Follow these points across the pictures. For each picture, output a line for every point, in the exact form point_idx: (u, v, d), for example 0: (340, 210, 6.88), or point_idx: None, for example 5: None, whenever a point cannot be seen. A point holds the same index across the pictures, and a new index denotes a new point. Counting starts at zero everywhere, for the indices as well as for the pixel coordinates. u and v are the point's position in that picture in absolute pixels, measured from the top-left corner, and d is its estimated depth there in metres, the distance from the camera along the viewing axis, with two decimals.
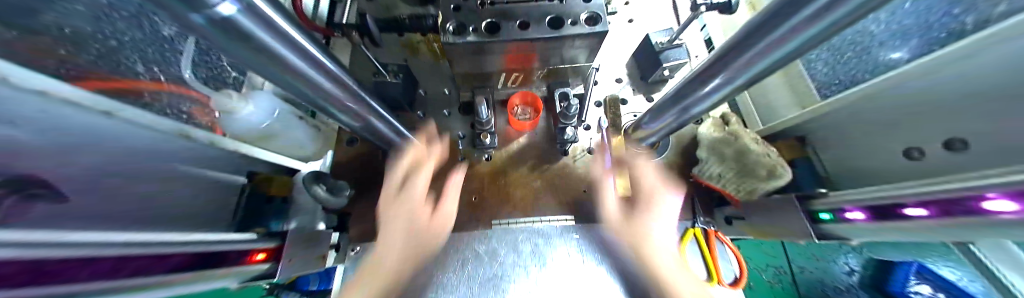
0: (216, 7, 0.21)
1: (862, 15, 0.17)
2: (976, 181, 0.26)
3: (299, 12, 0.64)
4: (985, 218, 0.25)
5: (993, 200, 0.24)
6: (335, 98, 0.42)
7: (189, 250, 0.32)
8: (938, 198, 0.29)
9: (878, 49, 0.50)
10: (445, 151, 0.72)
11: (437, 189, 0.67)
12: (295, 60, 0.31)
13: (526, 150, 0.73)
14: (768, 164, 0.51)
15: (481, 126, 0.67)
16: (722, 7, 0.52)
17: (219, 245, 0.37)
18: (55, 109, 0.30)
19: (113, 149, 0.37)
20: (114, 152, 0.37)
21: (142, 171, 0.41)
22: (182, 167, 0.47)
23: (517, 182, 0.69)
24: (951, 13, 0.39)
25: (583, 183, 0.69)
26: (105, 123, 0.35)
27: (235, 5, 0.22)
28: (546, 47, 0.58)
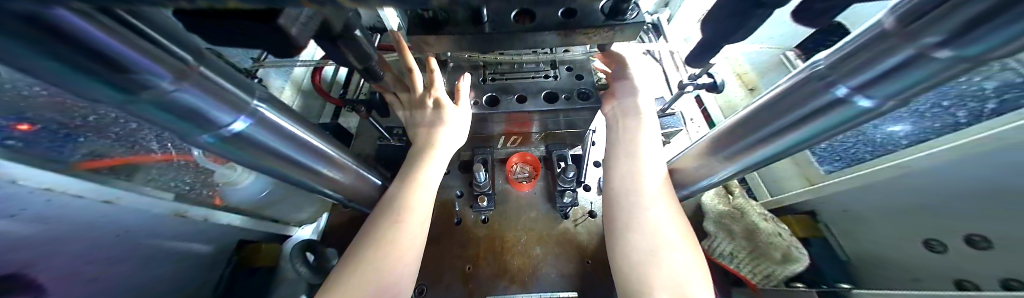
0: (226, 125, 0.25)
1: (851, 114, 0.26)
2: None
3: (316, 83, 0.70)
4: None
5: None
6: (336, 182, 0.44)
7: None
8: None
9: (871, 132, 0.53)
10: (442, 212, 0.71)
11: (430, 256, 0.64)
12: (299, 156, 0.35)
13: (525, 212, 0.71)
14: (782, 247, 0.49)
15: (479, 188, 0.67)
16: (708, 86, 0.55)
17: None
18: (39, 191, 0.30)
19: (88, 223, 0.36)
20: (82, 230, 0.37)
21: (106, 241, 0.40)
22: (160, 236, 0.46)
23: (516, 248, 0.65)
24: (940, 105, 0.43)
25: (585, 252, 0.64)
26: (90, 203, 0.35)
27: (247, 122, 0.27)
28: (542, 118, 0.60)
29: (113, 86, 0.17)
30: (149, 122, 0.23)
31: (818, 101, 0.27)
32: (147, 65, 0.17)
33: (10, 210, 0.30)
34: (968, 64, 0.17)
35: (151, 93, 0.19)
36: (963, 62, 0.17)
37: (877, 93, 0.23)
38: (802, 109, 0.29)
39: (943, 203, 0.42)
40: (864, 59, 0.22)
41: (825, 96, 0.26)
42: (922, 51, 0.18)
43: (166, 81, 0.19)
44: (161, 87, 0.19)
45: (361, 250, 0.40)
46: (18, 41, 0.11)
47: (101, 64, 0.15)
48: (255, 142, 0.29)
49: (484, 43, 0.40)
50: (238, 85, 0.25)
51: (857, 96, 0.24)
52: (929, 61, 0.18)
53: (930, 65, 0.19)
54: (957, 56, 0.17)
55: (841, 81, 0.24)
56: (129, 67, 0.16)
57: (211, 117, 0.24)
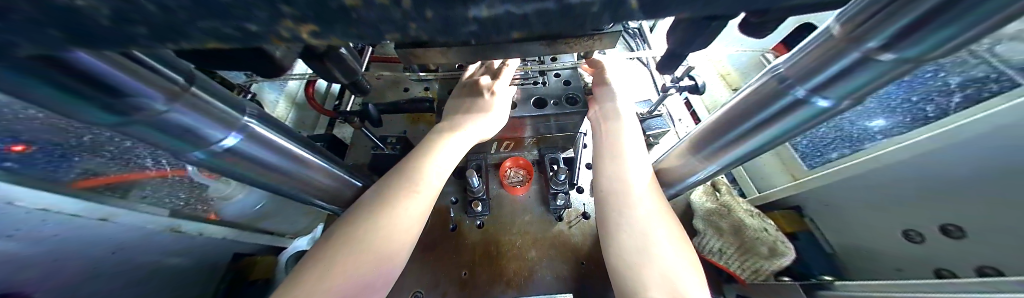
0: (218, 141, 0.26)
1: (810, 113, 0.28)
2: None
3: (311, 96, 0.71)
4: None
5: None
6: (328, 193, 0.45)
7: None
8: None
9: (847, 127, 0.55)
10: (437, 219, 0.71)
11: (426, 263, 0.64)
12: (293, 169, 0.36)
13: (518, 217, 0.72)
14: (768, 240, 0.50)
15: (473, 194, 0.68)
16: (691, 88, 0.57)
17: None
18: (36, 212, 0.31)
19: (83, 241, 0.37)
20: (76, 248, 0.37)
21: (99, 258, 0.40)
22: (154, 252, 0.46)
23: (511, 252, 0.66)
24: (910, 101, 0.46)
25: (580, 254, 0.65)
26: (87, 221, 0.36)
27: (238, 138, 0.28)
28: (533, 123, 0.62)
29: (104, 108, 0.18)
30: (143, 141, 0.24)
31: (779, 102, 0.29)
32: (139, 88, 0.18)
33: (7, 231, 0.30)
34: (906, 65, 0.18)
35: (145, 113, 0.20)
36: (904, 64, 0.19)
37: (831, 94, 0.25)
38: (767, 109, 0.31)
39: (918, 194, 0.43)
40: (817, 62, 0.24)
41: (784, 96, 0.28)
42: (867, 55, 0.19)
43: (159, 102, 0.20)
44: (154, 108, 0.20)
45: (348, 246, 0.38)
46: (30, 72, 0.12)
47: (94, 87, 0.16)
48: (248, 157, 0.30)
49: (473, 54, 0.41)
50: (231, 103, 0.27)
51: (814, 97, 0.26)
52: (874, 63, 0.19)
53: (874, 68, 0.20)
54: (900, 57, 0.18)
55: (797, 83, 0.26)
56: (121, 89, 0.17)
57: (204, 134, 0.25)
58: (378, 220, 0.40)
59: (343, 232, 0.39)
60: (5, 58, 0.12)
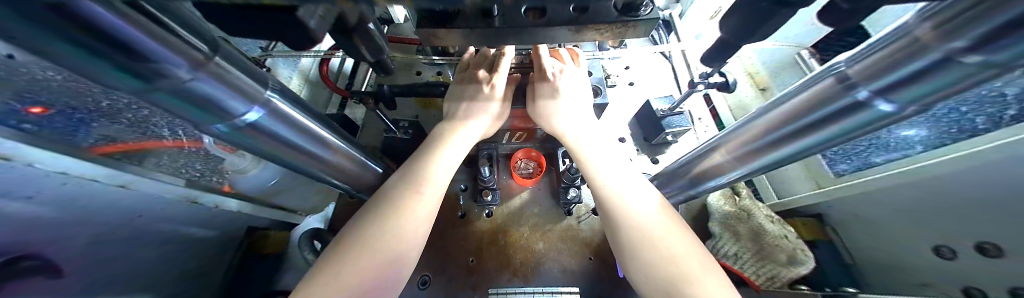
0: (240, 114, 0.26)
1: (871, 118, 0.26)
2: None
3: (324, 75, 0.70)
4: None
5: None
6: (343, 173, 0.44)
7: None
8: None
9: None
10: (446, 206, 0.71)
11: (434, 250, 0.64)
12: (310, 147, 0.35)
13: (527, 209, 0.71)
14: (788, 248, 0.49)
15: (484, 183, 0.68)
16: (720, 85, 0.56)
17: None
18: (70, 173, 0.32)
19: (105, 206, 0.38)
20: (97, 214, 0.37)
21: (121, 225, 0.41)
22: (170, 220, 0.47)
23: (519, 243, 0.65)
24: None
25: (588, 249, 0.65)
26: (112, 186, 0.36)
27: (259, 113, 0.27)
28: None
29: (131, 73, 0.17)
30: (164, 111, 0.23)
31: (834, 104, 0.27)
32: (165, 54, 0.17)
33: (27, 192, 0.30)
34: (994, 72, 0.17)
35: (170, 81, 0.19)
36: (991, 70, 0.16)
37: (900, 97, 0.22)
38: (820, 110, 0.28)
39: (958, 210, 0.41)
40: (888, 62, 0.21)
41: (842, 98, 0.26)
42: (951, 55, 0.17)
43: (183, 70, 0.19)
44: (179, 76, 0.19)
45: (363, 240, 0.38)
46: (30, 22, 0.11)
47: (115, 48, 0.15)
48: (263, 132, 0.29)
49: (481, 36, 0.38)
50: (254, 76, 0.26)
51: (878, 100, 0.24)
52: (961, 66, 0.17)
53: (956, 71, 0.18)
54: (985, 61, 0.15)
55: (858, 84, 0.24)
56: (146, 55, 0.16)
57: (227, 105, 0.24)
58: (389, 213, 0.41)
59: (355, 229, 0.39)
60: (35, 9, 0.10)
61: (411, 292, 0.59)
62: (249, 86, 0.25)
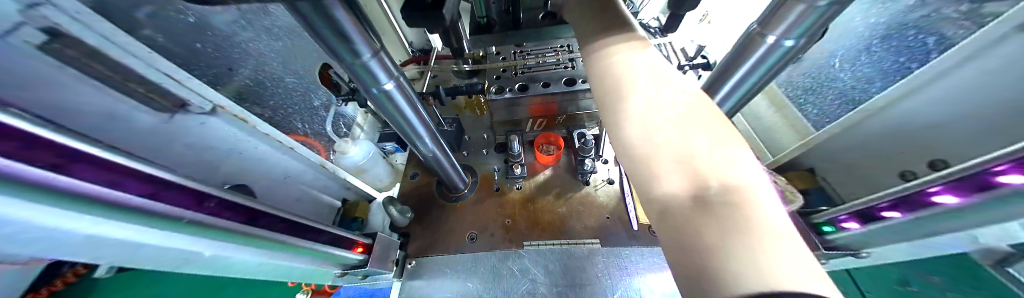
0: (384, 84, 0.42)
1: (783, 52, 0.37)
2: (912, 184, 0.37)
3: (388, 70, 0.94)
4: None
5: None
6: (423, 140, 0.62)
7: (302, 221, 0.44)
8: (953, 181, 0.32)
9: (852, 92, 0.61)
10: (483, 182, 0.87)
11: (477, 214, 0.79)
12: (412, 118, 0.54)
13: (551, 181, 0.85)
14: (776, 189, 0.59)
15: (514, 159, 0.84)
16: (703, 66, 0.69)
17: (336, 231, 0.52)
18: (208, 122, 0.55)
19: (235, 149, 0.61)
20: None
21: None
22: None
23: (546, 207, 0.79)
24: (899, 61, 0.52)
25: (605, 210, 0.76)
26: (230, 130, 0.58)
27: (392, 85, 0.44)
28: (564, 99, 0.76)
29: (349, 53, 0.34)
30: (355, 82, 0.42)
31: (759, 47, 0.38)
32: (361, 42, 0.34)
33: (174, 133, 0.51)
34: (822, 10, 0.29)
35: (362, 60, 0.36)
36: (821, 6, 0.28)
37: (792, 35, 0.34)
38: (753, 56, 0.40)
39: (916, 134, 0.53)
40: (776, 13, 0.34)
41: (763, 42, 0.38)
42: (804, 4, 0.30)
43: (365, 54, 0.36)
44: (364, 58, 0.36)
45: None
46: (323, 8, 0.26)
47: (341, 33, 0.31)
48: (378, 102, 0.47)
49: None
50: (395, 66, 0.44)
51: (782, 39, 0.35)
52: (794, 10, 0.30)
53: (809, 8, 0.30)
54: None
55: (767, 32, 0.36)
56: (356, 44, 0.34)
57: (381, 79, 0.41)
58: None
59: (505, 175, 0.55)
60: None
61: (461, 245, 0.73)
62: (389, 66, 0.42)
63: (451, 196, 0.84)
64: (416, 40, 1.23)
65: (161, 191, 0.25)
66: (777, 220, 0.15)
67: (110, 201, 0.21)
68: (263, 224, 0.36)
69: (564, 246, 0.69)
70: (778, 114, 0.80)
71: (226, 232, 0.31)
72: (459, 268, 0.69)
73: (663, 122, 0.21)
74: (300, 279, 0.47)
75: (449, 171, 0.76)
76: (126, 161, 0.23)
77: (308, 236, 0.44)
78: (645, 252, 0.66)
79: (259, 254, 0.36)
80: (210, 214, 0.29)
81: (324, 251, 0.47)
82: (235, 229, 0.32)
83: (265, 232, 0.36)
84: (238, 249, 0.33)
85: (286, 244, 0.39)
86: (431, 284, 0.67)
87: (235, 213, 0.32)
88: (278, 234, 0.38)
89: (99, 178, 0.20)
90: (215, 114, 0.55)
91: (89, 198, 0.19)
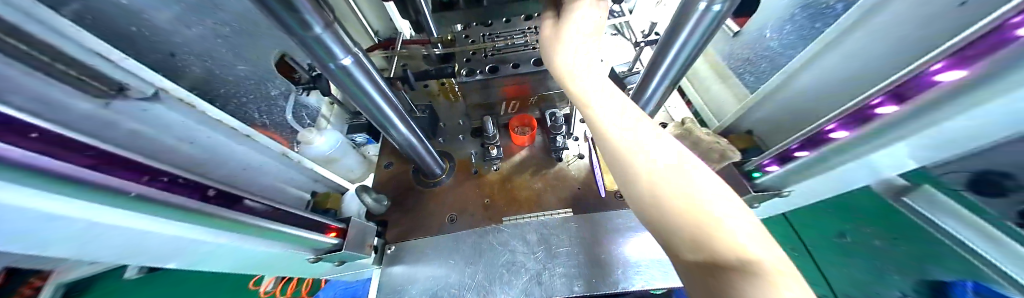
0: (342, 59, 0.41)
1: (713, 17, 0.41)
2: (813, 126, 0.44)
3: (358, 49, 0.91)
4: (910, 106, 0.30)
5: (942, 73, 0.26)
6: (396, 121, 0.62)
7: (266, 203, 0.43)
8: (844, 119, 0.38)
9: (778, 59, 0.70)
10: (460, 166, 0.88)
11: (456, 197, 0.80)
12: (379, 100, 0.53)
13: (526, 160, 0.88)
14: (719, 149, 0.65)
15: (489, 141, 0.86)
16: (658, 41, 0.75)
17: (308, 215, 0.51)
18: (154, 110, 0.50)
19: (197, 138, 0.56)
20: None
21: None
22: None
23: (522, 185, 0.82)
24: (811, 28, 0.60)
25: (577, 182, 0.81)
26: (179, 115, 0.53)
27: (351, 60, 0.43)
28: (533, 79, 0.78)
29: (300, 24, 0.33)
30: (312, 57, 0.41)
31: (693, 14, 0.42)
32: (311, 14, 0.33)
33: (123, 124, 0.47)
34: None
35: (314, 33, 0.35)
36: None
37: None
38: (687, 24, 0.43)
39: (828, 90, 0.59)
40: None
41: (696, 10, 0.41)
42: None
43: (318, 27, 0.35)
44: (316, 31, 0.35)
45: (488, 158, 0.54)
46: None
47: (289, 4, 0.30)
48: (341, 81, 0.46)
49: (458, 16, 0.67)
50: (352, 42, 0.43)
51: (711, 5, 0.39)
52: None
53: None
54: None
55: None
56: (306, 14, 0.32)
57: (337, 55, 0.40)
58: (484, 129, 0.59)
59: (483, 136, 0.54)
60: None
61: (441, 227, 0.74)
62: (345, 41, 0.40)
63: (429, 182, 0.84)
64: (382, 28, 1.19)
65: (93, 162, 0.24)
66: (722, 211, 0.21)
67: (68, 177, 0.21)
68: (221, 203, 0.35)
69: (540, 218, 0.73)
70: (723, 85, 0.90)
71: (183, 208, 0.30)
72: (440, 249, 0.69)
73: (643, 158, 0.27)
74: (257, 263, 0.46)
75: (425, 156, 0.76)
76: (38, 127, 0.21)
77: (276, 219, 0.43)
78: (613, 215, 0.72)
79: (205, 231, 0.35)
80: (163, 190, 0.29)
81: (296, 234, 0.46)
82: (191, 207, 0.31)
83: (227, 211, 0.35)
84: (177, 223, 0.32)
85: (250, 225, 0.38)
86: (413, 267, 0.68)
87: (182, 188, 0.31)
88: (241, 215, 0.37)
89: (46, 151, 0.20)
90: (158, 100, 0.50)
91: (37, 167, 0.19)
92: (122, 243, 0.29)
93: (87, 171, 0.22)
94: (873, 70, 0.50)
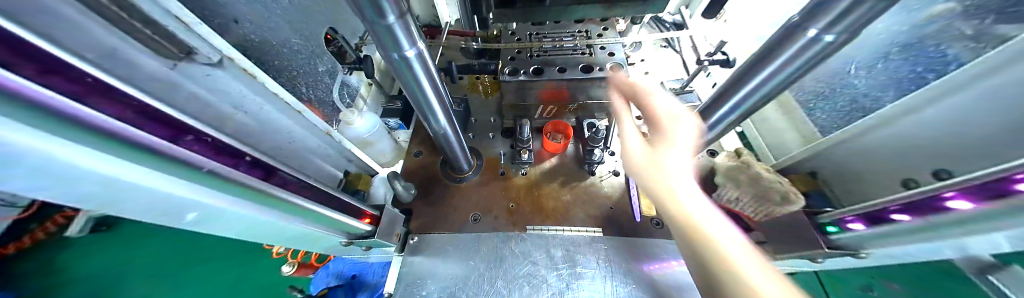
0: (406, 51, 0.40)
1: (819, 50, 0.35)
2: (925, 188, 0.37)
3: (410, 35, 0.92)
4: None
5: None
6: (444, 114, 0.61)
7: (315, 183, 0.43)
8: (972, 187, 0.32)
9: (864, 101, 0.62)
10: (488, 165, 0.86)
11: (482, 196, 0.79)
12: (427, 91, 0.51)
13: (558, 169, 0.85)
14: (780, 190, 0.59)
15: (522, 143, 0.83)
16: (722, 62, 0.69)
17: (350, 199, 0.51)
18: (216, 75, 0.51)
19: (253, 107, 0.59)
20: None
21: None
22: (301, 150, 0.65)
23: (550, 194, 0.79)
24: (917, 71, 0.53)
25: (609, 201, 0.76)
26: (234, 82, 0.55)
27: (413, 52, 0.42)
28: (578, 86, 0.74)
29: (376, 12, 0.32)
30: (377, 44, 0.39)
31: (798, 41, 0.35)
32: (389, 4, 0.31)
33: (190, 89, 0.49)
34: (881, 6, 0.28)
35: (386, 22, 0.34)
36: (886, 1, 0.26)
37: (836, 30, 0.31)
38: (782, 55, 0.38)
39: (927, 145, 0.52)
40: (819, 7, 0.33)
41: (802, 35, 0.34)
42: None
43: (391, 17, 0.33)
44: (388, 20, 0.34)
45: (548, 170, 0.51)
46: None
47: None
48: (393, 68, 0.44)
49: (516, 14, 0.64)
50: (420, 35, 0.42)
51: (822, 36, 0.33)
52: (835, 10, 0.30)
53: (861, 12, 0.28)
54: None
55: (808, 26, 0.33)
56: (387, 4, 0.31)
57: (403, 47, 0.39)
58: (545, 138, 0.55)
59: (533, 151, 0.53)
60: None
61: (463, 225, 0.73)
62: (411, 32, 0.39)
63: (456, 177, 0.83)
64: (427, 14, 1.19)
65: (145, 128, 0.23)
66: None
67: (113, 133, 0.19)
68: (273, 180, 0.35)
69: (567, 233, 0.70)
70: (787, 119, 0.81)
71: (237, 186, 0.29)
72: (462, 248, 0.68)
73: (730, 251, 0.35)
74: (305, 242, 0.46)
75: (457, 151, 0.75)
76: (89, 85, 0.20)
77: (320, 201, 0.43)
78: (646, 243, 0.67)
79: (268, 212, 0.35)
80: (209, 157, 0.28)
81: (332, 217, 0.45)
82: (247, 184, 0.30)
83: (281, 192, 0.35)
84: (248, 203, 0.32)
85: (293, 204, 0.37)
86: (433, 262, 0.67)
87: (236, 163, 0.31)
88: (291, 196, 0.37)
89: (89, 105, 0.19)
90: (221, 67, 0.52)
91: (82, 131, 0.17)
92: (194, 216, 0.28)
93: (142, 140, 0.21)
94: (1004, 136, 0.43)
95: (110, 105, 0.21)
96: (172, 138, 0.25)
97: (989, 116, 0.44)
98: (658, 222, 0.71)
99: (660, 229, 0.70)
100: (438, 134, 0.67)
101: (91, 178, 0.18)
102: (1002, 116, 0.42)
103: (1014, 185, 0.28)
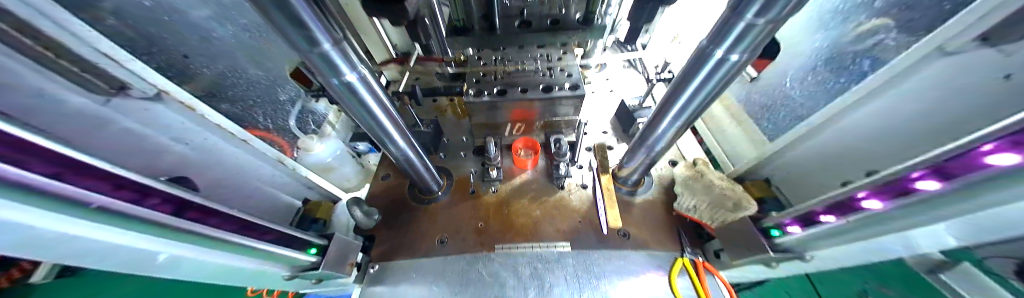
0: (346, 76, 0.41)
1: (730, 67, 0.37)
2: (841, 189, 0.39)
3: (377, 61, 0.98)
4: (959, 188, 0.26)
5: (995, 155, 0.21)
6: (398, 136, 0.60)
7: (247, 217, 0.41)
8: (875, 187, 0.33)
9: (799, 108, 0.67)
10: (458, 185, 0.86)
11: (451, 217, 0.77)
12: (380, 117, 0.52)
13: (528, 185, 0.85)
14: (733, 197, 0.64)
15: (490, 161, 0.83)
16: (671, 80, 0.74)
17: (291, 231, 0.49)
18: (154, 109, 0.52)
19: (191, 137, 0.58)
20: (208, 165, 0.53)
21: None
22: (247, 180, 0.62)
23: (519, 211, 0.78)
24: (840, 80, 0.57)
25: (578, 214, 0.76)
26: (169, 112, 0.54)
27: (356, 77, 0.42)
28: (541, 104, 0.77)
29: (305, 38, 0.32)
30: (313, 69, 0.39)
31: (708, 61, 0.38)
32: (323, 33, 0.33)
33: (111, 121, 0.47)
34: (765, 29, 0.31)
35: (320, 48, 0.35)
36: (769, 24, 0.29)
37: (738, 49, 0.34)
38: (701, 72, 0.40)
39: (858, 147, 0.56)
40: None
41: (712, 57, 0.37)
42: None
43: (325, 43, 0.34)
44: (323, 46, 0.35)
45: None
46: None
47: (299, 22, 0.30)
48: (335, 94, 0.45)
49: None
50: (358, 59, 0.42)
51: (729, 54, 0.35)
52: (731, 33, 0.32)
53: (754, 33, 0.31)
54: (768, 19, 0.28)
55: (715, 46, 0.35)
56: (318, 32, 0.32)
57: (341, 71, 0.40)
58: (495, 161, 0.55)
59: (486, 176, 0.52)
60: None
61: (429, 249, 0.71)
62: (350, 57, 0.39)
63: (423, 199, 0.81)
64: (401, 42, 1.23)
65: (76, 175, 0.22)
66: None
67: (41, 191, 0.19)
68: (199, 218, 0.34)
69: (535, 251, 0.68)
70: (740, 128, 0.86)
71: (157, 225, 0.29)
72: (428, 272, 0.66)
73: None
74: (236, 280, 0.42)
75: (421, 172, 0.74)
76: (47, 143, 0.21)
77: (253, 234, 0.41)
78: (614, 256, 0.67)
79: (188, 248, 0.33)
80: (128, 202, 0.26)
81: (268, 251, 0.43)
82: (167, 224, 0.29)
83: (207, 230, 0.34)
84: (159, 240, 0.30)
85: (218, 239, 0.35)
86: (394, 290, 0.63)
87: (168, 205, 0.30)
88: (218, 233, 0.35)
89: (34, 168, 0.19)
90: (159, 100, 0.52)
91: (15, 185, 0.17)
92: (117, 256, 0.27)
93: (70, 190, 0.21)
94: (920, 133, 0.46)
95: (55, 158, 0.21)
96: (104, 185, 0.24)
97: (903, 115, 0.48)
98: (625, 234, 0.71)
99: (628, 241, 0.70)
100: (398, 155, 0.65)
101: (10, 227, 0.19)
102: (917, 113, 0.46)
103: (911, 184, 0.29)
